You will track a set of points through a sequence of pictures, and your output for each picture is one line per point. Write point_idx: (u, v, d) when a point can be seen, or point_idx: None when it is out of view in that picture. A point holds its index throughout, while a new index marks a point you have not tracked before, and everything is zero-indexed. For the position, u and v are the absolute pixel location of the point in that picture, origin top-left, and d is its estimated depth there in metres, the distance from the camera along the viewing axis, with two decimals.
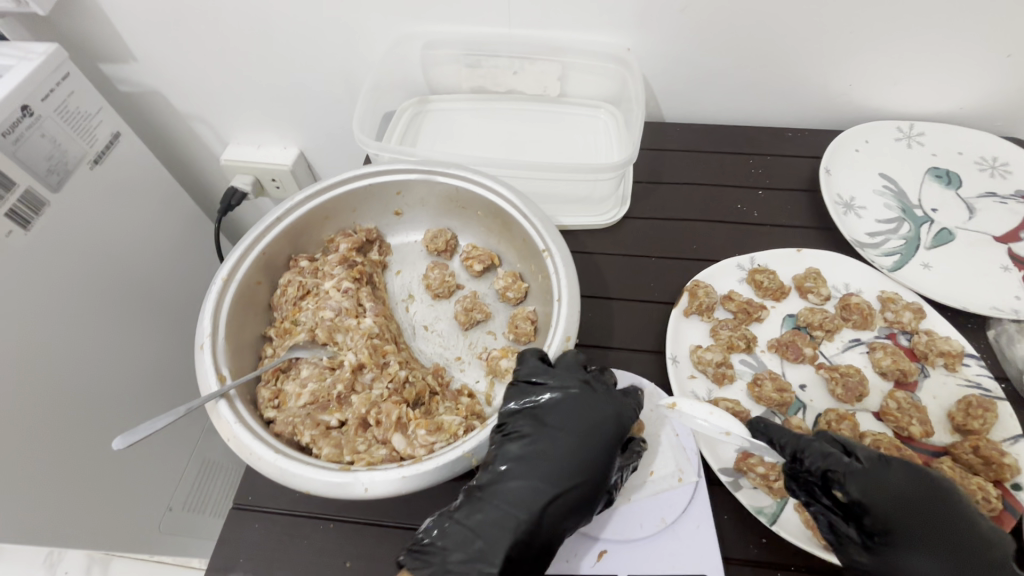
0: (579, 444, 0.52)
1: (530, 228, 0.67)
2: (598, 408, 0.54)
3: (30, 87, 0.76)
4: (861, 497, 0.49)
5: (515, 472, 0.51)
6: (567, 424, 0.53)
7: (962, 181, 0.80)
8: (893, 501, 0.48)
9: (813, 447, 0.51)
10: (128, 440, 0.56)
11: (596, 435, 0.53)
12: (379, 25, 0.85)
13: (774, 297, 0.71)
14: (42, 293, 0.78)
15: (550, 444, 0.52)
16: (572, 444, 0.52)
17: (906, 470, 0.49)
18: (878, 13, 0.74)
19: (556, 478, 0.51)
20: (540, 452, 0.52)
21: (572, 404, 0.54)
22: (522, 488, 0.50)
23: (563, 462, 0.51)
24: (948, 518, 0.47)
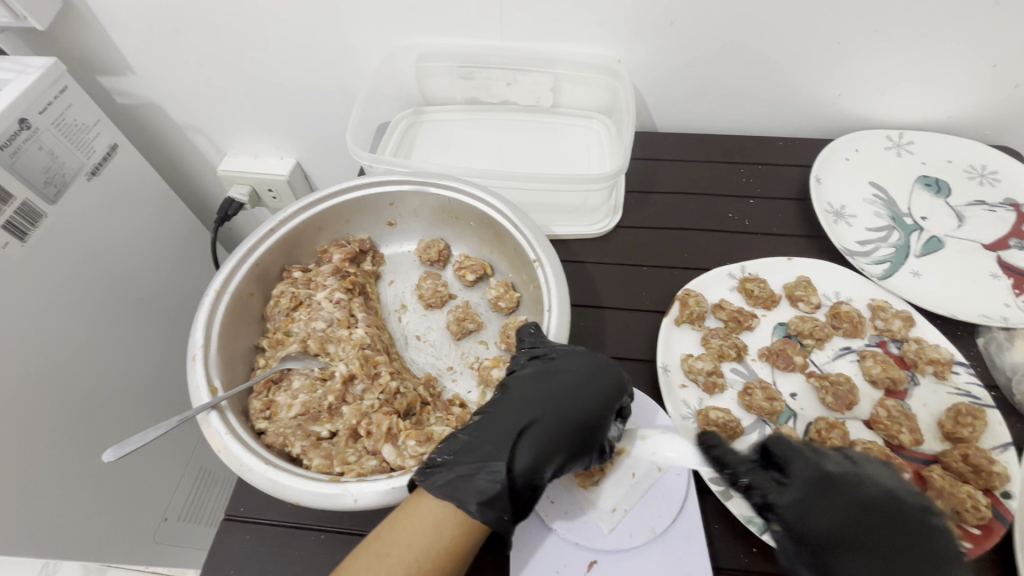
0: (588, 384, 0.54)
1: (521, 238, 0.67)
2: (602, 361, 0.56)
3: (27, 101, 0.77)
4: (800, 521, 0.49)
5: (528, 398, 0.53)
6: (576, 370, 0.55)
7: (952, 189, 0.81)
8: (833, 523, 0.49)
9: (750, 479, 0.53)
10: (118, 452, 0.56)
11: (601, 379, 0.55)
12: (373, 38, 0.86)
13: (764, 306, 0.71)
14: (34, 303, 0.78)
15: (561, 383, 0.54)
16: (582, 383, 0.54)
17: (847, 491, 0.50)
18: (864, 24, 0.75)
19: (564, 410, 0.53)
20: (551, 386, 0.54)
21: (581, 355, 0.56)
22: (533, 413, 0.52)
23: (570, 399, 0.53)
24: (886, 540, 0.47)
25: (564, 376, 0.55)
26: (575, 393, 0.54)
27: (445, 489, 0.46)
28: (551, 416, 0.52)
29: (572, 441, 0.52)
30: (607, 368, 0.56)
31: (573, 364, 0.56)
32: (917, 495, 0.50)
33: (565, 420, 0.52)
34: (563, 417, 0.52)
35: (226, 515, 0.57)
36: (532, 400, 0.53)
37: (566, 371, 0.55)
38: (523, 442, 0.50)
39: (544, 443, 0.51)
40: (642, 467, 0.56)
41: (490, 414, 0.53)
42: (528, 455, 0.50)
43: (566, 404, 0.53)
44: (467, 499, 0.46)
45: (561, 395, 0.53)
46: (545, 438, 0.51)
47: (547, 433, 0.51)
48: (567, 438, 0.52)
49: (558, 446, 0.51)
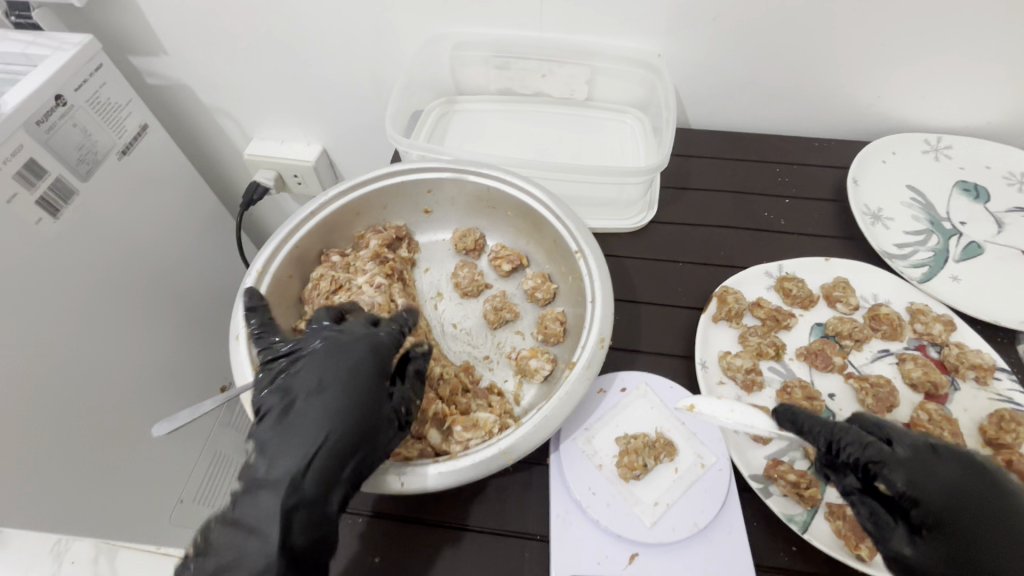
0: (333, 385, 0.51)
1: (562, 229, 0.67)
2: (343, 356, 0.53)
3: (63, 78, 0.77)
4: (907, 487, 0.48)
5: (279, 433, 0.49)
6: (325, 378, 0.52)
7: (991, 195, 0.80)
8: (945, 492, 0.46)
9: (851, 437, 0.51)
10: (168, 427, 0.56)
11: (334, 374, 0.52)
12: (410, 25, 0.86)
13: (802, 306, 0.71)
14: (65, 280, 0.78)
15: (308, 401, 0.51)
16: (329, 383, 0.51)
17: (955, 461, 0.48)
18: (908, 27, 0.74)
19: (324, 423, 0.49)
20: (302, 401, 0.50)
21: (315, 360, 0.53)
22: (287, 448, 0.48)
23: (320, 413, 0.50)
24: (1005, 513, 0.45)
25: (310, 397, 0.51)
26: (319, 413, 0.50)
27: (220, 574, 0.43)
28: (293, 452, 0.48)
29: (342, 433, 0.49)
30: (350, 356, 0.53)
31: (309, 373, 0.52)
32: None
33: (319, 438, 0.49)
34: (324, 428, 0.49)
35: None
36: (287, 433, 0.49)
37: (303, 387, 0.51)
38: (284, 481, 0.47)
39: (314, 479, 0.47)
40: (686, 462, 0.57)
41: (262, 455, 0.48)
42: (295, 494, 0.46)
43: (318, 415, 0.50)
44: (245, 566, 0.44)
45: (314, 422, 0.49)
46: (314, 463, 0.48)
47: (307, 460, 0.47)
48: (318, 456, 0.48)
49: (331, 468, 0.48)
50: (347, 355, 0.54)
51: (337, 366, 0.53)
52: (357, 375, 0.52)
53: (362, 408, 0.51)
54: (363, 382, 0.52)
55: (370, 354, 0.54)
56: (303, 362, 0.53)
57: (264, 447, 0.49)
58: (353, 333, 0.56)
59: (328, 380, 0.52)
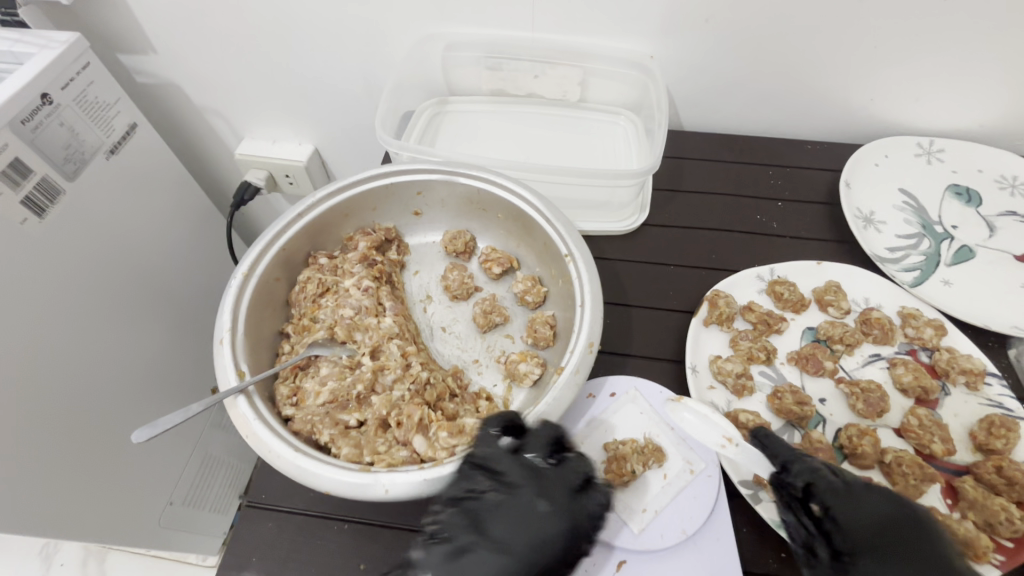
0: (538, 529, 0.48)
1: (552, 232, 0.67)
2: (556, 495, 0.50)
3: (50, 76, 0.76)
4: (841, 518, 0.48)
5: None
6: (521, 521, 0.48)
7: (982, 199, 0.80)
8: (874, 530, 0.47)
9: (805, 463, 0.51)
10: (149, 433, 0.56)
11: (527, 516, 0.49)
12: (402, 25, 0.85)
13: (794, 310, 0.70)
14: (51, 280, 0.77)
15: (488, 545, 0.47)
16: (525, 540, 0.47)
17: (889, 498, 0.48)
18: (900, 30, 0.74)
19: None
20: (504, 531, 0.48)
21: (508, 509, 0.49)
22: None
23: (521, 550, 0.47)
24: (927, 556, 0.44)
25: (484, 537, 0.47)
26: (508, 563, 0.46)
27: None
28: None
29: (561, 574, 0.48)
30: (535, 501, 0.49)
31: (507, 522, 0.48)
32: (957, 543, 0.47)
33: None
34: None
35: (248, 501, 0.56)
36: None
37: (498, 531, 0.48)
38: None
39: None
40: (675, 468, 0.56)
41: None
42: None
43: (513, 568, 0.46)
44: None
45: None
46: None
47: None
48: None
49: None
50: (545, 492, 0.50)
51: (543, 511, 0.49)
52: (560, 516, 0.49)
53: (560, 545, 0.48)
54: (564, 539, 0.48)
55: (545, 496, 0.50)
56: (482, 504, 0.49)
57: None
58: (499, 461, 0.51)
59: (541, 529, 0.48)
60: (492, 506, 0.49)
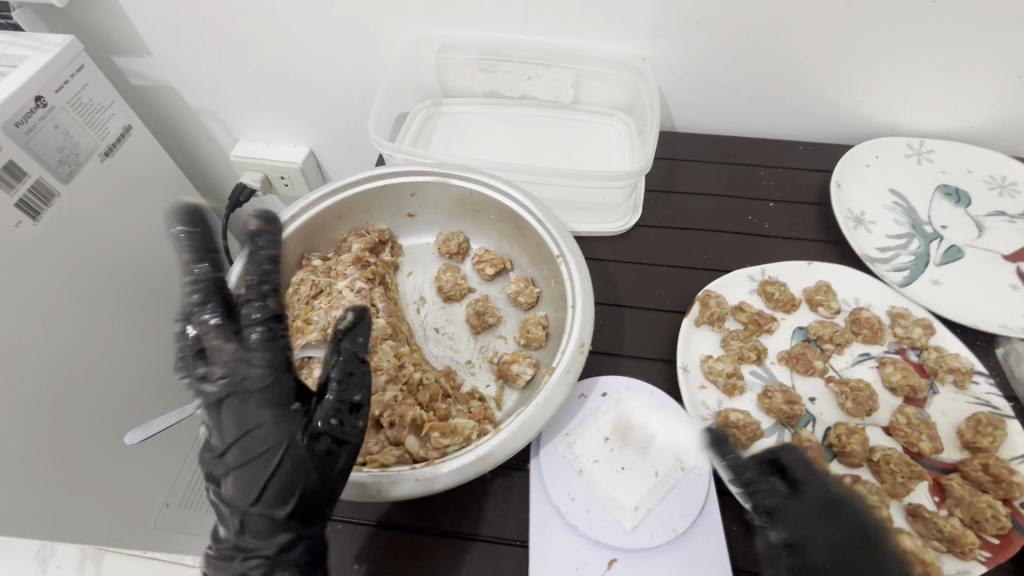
0: (253, 440, 0.47)
1: (544, 234, 0.67)
2: (279, 355, 0.52)
3: (44, 79, 0.76)
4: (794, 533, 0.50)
5: (229, 485, 0.47)
6: (271, 373, 0.51)
7: (972, 199, 0.81)
8: (828, 547, 0.49)
9: (764, 483, 0.52)
10: (140, 435, 0.57)
11: (266, 417, 0.48)
12: (396, 28, 0.86)
13: (784, 309, 0.71)
14: (46, 282, 0.77)
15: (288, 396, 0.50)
16: (275, 385, 0.50)
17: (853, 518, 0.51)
18: (890, 31, 0.75)
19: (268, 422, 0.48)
20: (260, 384, 0.50)
21: (225, 408, 0.49)
22: (234, 497, 0.46)
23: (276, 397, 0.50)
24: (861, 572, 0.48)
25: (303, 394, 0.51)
26: (247, 469, 0.47)
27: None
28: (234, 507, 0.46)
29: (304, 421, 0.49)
30: (263, 406, 0.49)
31: (226, 431, 0.48)
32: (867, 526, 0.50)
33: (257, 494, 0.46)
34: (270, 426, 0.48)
35: None
36: (237, 481, 0.46)
37: (225, 434, 0.48)
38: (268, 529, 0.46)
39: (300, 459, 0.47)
40: (665, 466, 0.57)
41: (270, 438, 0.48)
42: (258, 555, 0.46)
43: (268, 468, 0.46)
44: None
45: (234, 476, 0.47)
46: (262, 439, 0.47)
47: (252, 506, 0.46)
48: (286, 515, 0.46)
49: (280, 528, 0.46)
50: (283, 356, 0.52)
51: (260, 421, 0.48)
52: (280, 424, 0.48)
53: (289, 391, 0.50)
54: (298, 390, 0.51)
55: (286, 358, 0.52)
56: (216, 410, 0.49)
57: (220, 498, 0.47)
58: (252, 368, 0.50)
59: (261, 424, 0.48)
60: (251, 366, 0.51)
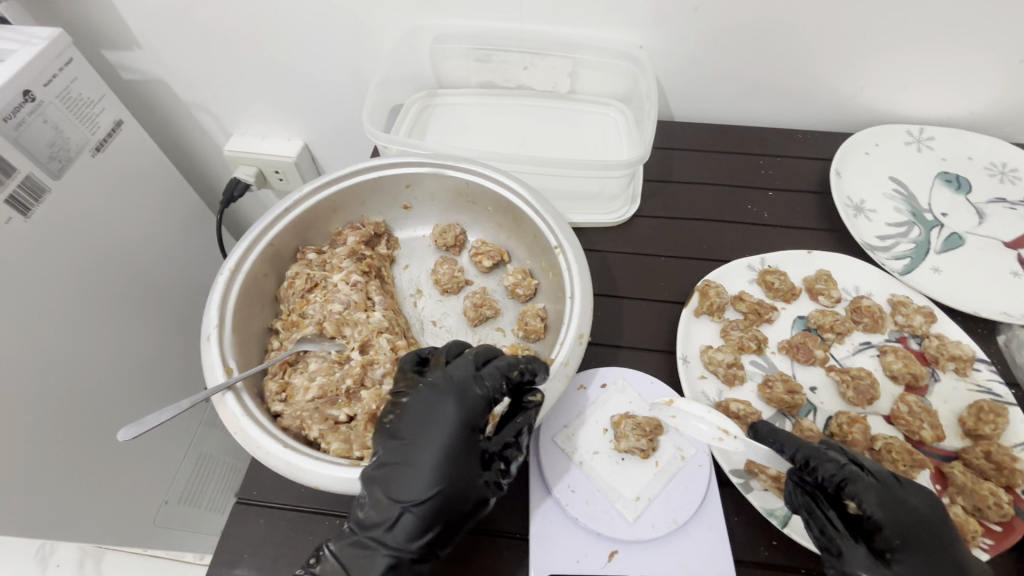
0: (439, 448, 0.49)
1: (542, 225, 0.66)
2: (450, 378, 0.52)
3: (31, 73, 0.74)
4: (875, 510, 0.48)
5: (389, 474, 0.48)
6: (439, 394, 0.52)
7: (972, 186, 0.80)
8: (913, 520, 0.47)
9: (828, 457, 0.50)
10: (134, 431, 0.57)
11: (459, 437, 0.50)
12: (388, 18, 0.84)
13: (784, 299, 0.70)
14: (36, 278, 0.76)
15: (449, 410, 0.51)
16: (449, 405, 0.51)
17: (922, 494, 0.49)
18: (890, 16, 0.74)
19: (436, 437, 0.49)
20: (428, 401, 0.51)
21: (418, 408, 0.51)
22: (398, 490, 0.48)
23: (445, 416, 0.50)
24: (948, 546, 0.46)
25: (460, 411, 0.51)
26: (418, 466, 0.48)
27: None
28: (388, 499, 0.47)
29: (466, 443, 0.50)
30: (457, 423, 0.50)
31: (410, 431, 0.50)
32: (931, 500, 0.49)
33: (422, 495, 0.47)
34: (438, 441, 0.49)
35: (239, 498, 0.56)
36: (398, 476, 0.48)
37: (411, 431, 0.50)
38: (403, 538, 0.47)
39: (451, 475, 0.48)
40: (666, 456, 0.56)
41: (428, 449, 0.49)
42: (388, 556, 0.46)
43: (432, 483, 0.48)
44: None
45: (400, 468, 0.49)
46: (429, 458, 0.49)
47: (411, 507, 0.47)
48: (432, 524, 0.47)
49: (422, 535, 0.47)
50: (455, 380, 0.52)
51: (445, 430, 0.50)
52: (462, 446, 0.50)
53: (456, 414, 0.51)
54: (471, 414, 0.51)
55: (463, 378, 0.52)
56: (404, 407, 0.52)
57: (379, 487, 0.48)
58: (466, 387, 0.52)
59: (444, 437, 0.49)
60: (424, 390, 0.52)
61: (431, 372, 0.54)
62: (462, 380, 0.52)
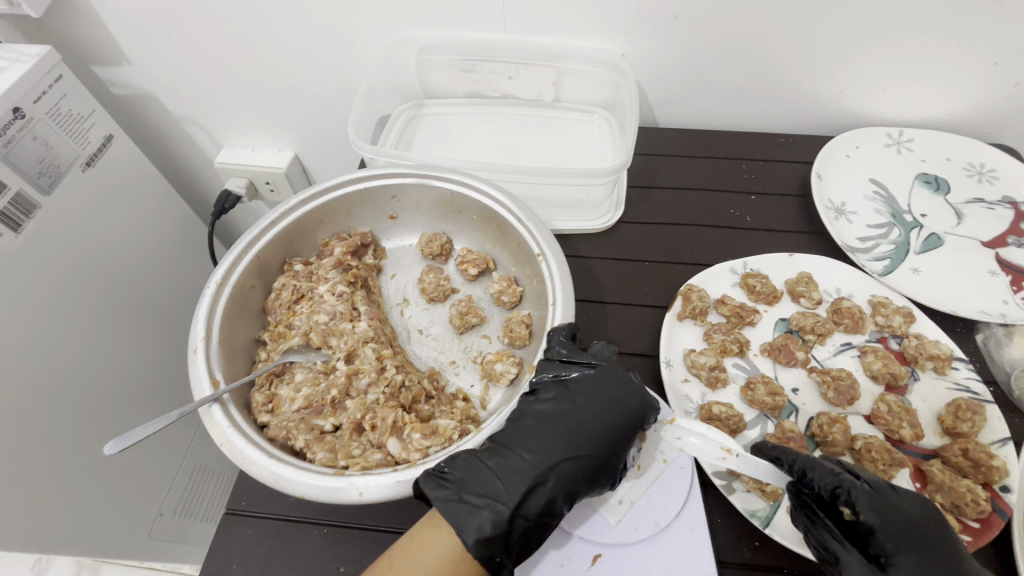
0: (607, 424, 0.53)
1: (525, 233, 0.67)
2: (632, 380, 0.56)
3: (21, 89, 0.75)
4: (868, 518, 0.48)
5: (557, 428, 0.53)
6: (620, 386, 0.55)
7: (951, 187, 0.81)
8: (906, 525, 0.48)
9: (824, 466, 0.51)
10: (120, 444, 0.57)
11: (630, 420, 0.54)
12: (374, 31, 0.85)
13: (766, 302, 0.71)
14: (27, 293, 0.76)
15: (629, 403, 0.54)
16: (631, 401, 0.54)
17: (916, 499, 0.50)
18: (867, 21, 0.75)
19: (610, 421, 0.53)
20: (608, 388, 0.55)
21: (598, 379, 0.56)
22: (563, 445, 0.52)
23: (624, 408, 0.54)
24: (947, 552, 0.47)
25: (634, 407, 0.54)
26: (586, 426, 0.53)
27: (449, 511, 0.47)
28: (557, 444, 0.52)
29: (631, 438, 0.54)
30: (631, 406, 0.54)
31: (585, 396, 0.55)
32: (925, 507, 0.49)
33: (582, 452, 0.52)
34: (611, 426, 0.53)
35: (228, 509, 0.56)
36: (566, 434, 0.52)
37: (586, 404, 0.54)
38: (546, 493, 0.50)
39: (610, 454, 0.52)
40: (648, 460, 0.57)
41: (600, 430, 0.53)
42: (537, 487, 0.50)
43: (592, 457, 0.52)
44: (465, 533, 0.46)
45: (571, 422, 0.53)
46: (598, 435, 0.53)
47: (569, 462, 0.51)
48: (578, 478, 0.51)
49: (568, 484, 0.51)
50: (636, 384, 0.56)
51: (622, 408, 0.54)
52: (629, 434, 0.53)
53: (634, 411, 0.54)
54: (643, 416, 0.54)
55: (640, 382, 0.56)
56: (583, 384, 0.56)
57: (548, 434, 0.52)
58: (646, 393, 0.55)
59: (619, 425, 0.53)
60: (601, 378, 0.56)
61: (600, 363, 0.57)
62: (641, 386, 0.56)
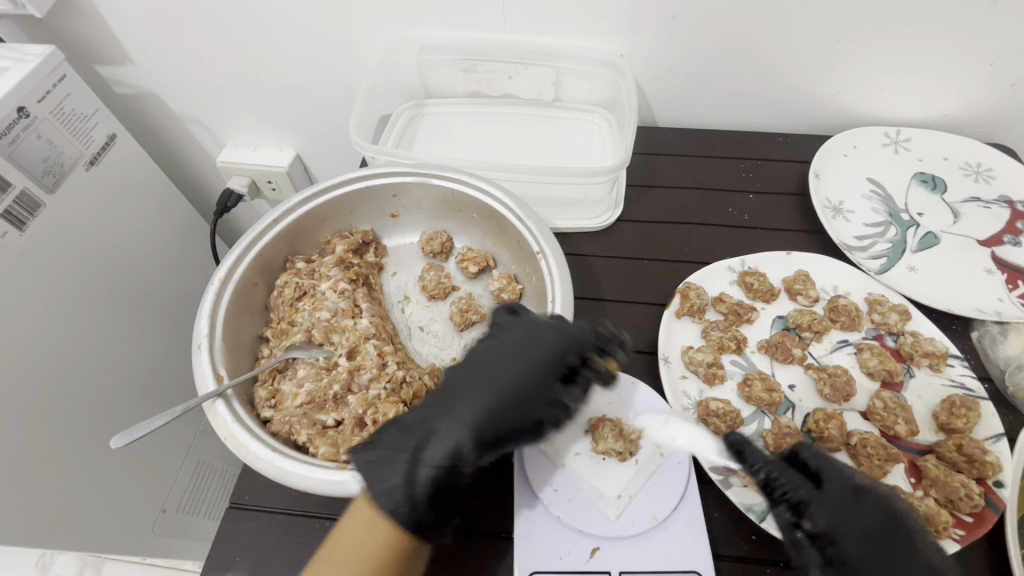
0: (521, 368, 0.58)
1: (524, 231, 0.68)
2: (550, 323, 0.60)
3: (26, 89, 0.75)
4: (827, 525, 0.49)
5: (477, 375, 0.58)
6: (534, 332, 0.59)
7: (948, 186, 0.82)
8: (863, 534, 0.48)
9: (785, 475, 0.52)
10: (126, 438, 0.58)
11: (545, 361, 0.57)
12: (375, 31, 0.86)
13: (763, 299, 0.72)
14: (29, 290, 0.76)
15: (544, 347, 0.58)
16: (545, 343, 0.58)
17: (881, 503, 0.49)
18: (865, 21, 0.75)
19: (526, 364, 0.58)
20: (527, 336, 0.59)
21: (515, 332, 0.61)
22: (483, 389, 0.57)
23: (539, 350, 0.58)
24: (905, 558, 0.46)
25: (548, 351, 0.58)
26: (507, 374, 0.58)
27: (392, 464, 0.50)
28: (483, 390, 0.57)
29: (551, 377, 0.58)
30: (554, 344, 0.58)
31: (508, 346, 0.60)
32: (887, 508, 0.49)
33: (501, 396, 0.57)
34: (528, 369, 0.58)
35: (231, 503, 0.57)
36: (484, 380, 0.58)
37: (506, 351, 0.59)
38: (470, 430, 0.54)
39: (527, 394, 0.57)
40: (644, 454, 0.58)
41: (517, 373, 0.57)
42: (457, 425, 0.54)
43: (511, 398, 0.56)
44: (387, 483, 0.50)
45: (492, 372, 0.58)
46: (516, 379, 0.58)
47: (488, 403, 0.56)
48: (512, 420, 0.56)
49: (492, 425, 0.55)
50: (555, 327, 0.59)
51: (533, 352, 0.58)
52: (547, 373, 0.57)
53: (548, 352, 0.58)
54: (560, 356, 0.58)
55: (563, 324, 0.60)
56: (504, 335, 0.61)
57: (470, 380, 0.58)
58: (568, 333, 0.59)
59: (536, 367, 0.58)
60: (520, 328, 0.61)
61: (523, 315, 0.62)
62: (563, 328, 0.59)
